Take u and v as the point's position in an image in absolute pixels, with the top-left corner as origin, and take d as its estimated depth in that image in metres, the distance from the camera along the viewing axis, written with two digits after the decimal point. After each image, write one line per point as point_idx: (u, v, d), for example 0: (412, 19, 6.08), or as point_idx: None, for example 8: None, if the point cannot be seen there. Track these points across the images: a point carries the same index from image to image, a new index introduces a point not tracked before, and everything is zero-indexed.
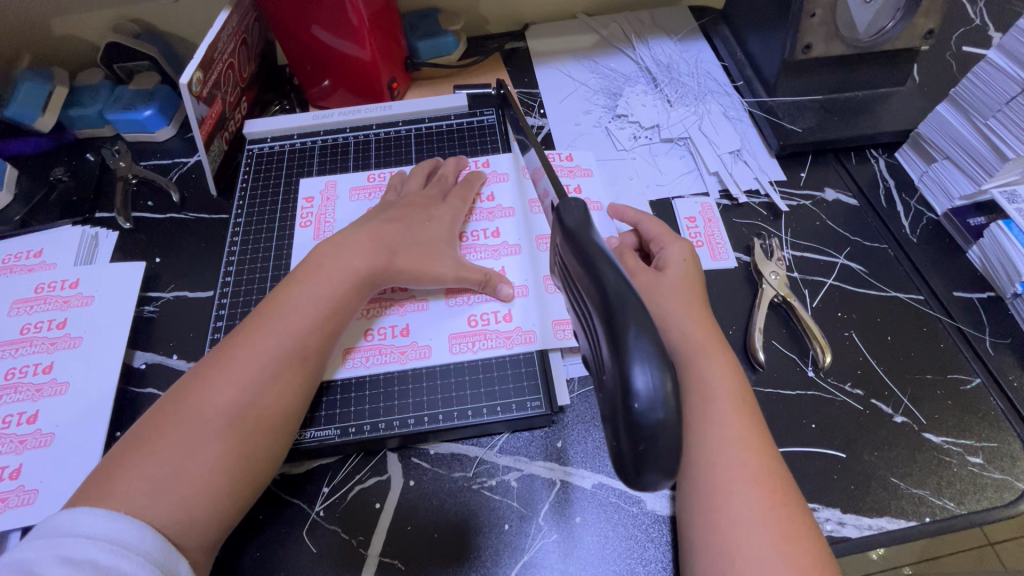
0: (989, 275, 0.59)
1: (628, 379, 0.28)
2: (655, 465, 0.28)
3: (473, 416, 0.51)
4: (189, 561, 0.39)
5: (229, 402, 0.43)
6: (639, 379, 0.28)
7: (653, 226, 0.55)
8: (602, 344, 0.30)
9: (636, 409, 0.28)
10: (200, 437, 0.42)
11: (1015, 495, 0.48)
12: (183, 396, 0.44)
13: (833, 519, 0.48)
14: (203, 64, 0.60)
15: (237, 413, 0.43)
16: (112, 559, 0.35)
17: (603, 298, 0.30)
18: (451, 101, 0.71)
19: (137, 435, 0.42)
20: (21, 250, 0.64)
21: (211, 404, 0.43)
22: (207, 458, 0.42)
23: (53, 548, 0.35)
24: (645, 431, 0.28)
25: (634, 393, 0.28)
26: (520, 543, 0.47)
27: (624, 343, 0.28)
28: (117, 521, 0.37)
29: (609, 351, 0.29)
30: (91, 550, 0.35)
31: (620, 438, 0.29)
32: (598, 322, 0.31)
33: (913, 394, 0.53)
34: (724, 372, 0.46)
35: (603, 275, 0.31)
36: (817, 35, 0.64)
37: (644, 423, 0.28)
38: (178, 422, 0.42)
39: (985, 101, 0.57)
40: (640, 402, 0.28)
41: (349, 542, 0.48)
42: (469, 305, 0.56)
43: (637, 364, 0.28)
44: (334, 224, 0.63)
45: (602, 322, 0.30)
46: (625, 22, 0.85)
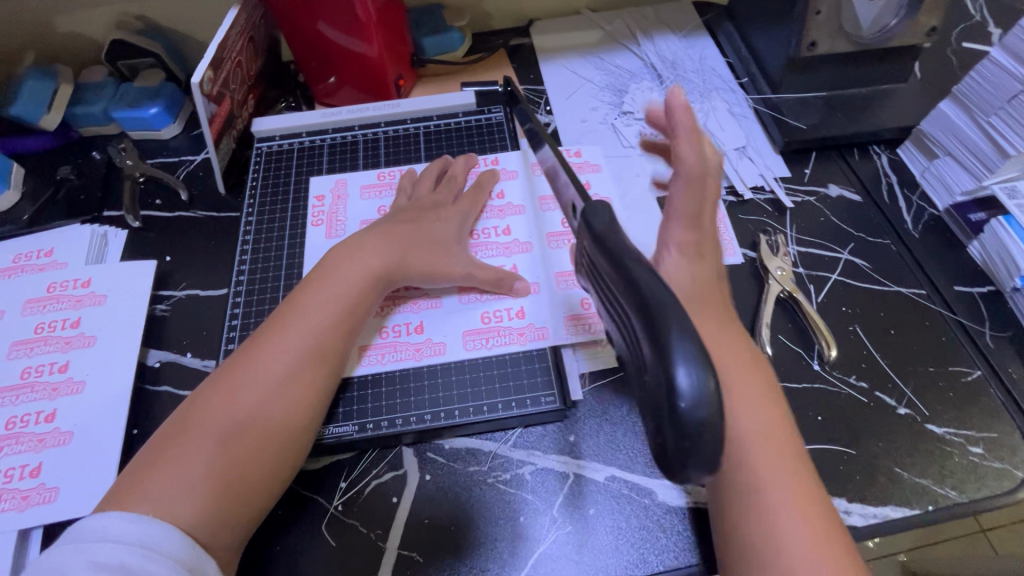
0: (989, 270, 0.61)
1: (670, 377, 0.29)
2: (699, 458, 0.29)
3: (487, 411, 0.52)
4: (216, 561, 0.40)
5: (257, 399, 0.44)
6: (681, 377, 0.28)
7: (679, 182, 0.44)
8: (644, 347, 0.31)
9: (681, 406, 0.29)
10: (231, 436, 0.43)
11: (1014, 484, 0.50)
12: (210, 396, 0.45)
13: (839, 508, 0.49)
14: (213, 63, 0.60)
15: (264, 411, 0.44)
16: (141, 561, 0.36)
17: (641, 298, 0.31)
18: (458, 99, 0.71)
19: (166, 437, 0.43)
20: (31, 249, 0.64)
21: (239, 402, 0.44)
22: (237, 455, 0.43)
23: (83, 554, 0.36)
24: (687, 427, 0.29)
25: (677, 391, 0.29)
26: (535, 534, 0.48)
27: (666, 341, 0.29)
28: (146, 524, 0.38)
29: (651, 351, 0.30)
30: (119, 554, 0.36)
31: (664, 434, 0.30)
32: (637, 323, 0.31)
33: (915, 386, 0.55)
34: (760, 405, 0.44)
35: (639, 278, 0.31)
36: (822, 32, 0.65)
37: (687, 420, 0.29)
38: (208, 422, 0.43)
39: (986, 98, 0.59)
40: (685, 401, 0.29)
41: (368, 536, 0.49)
42: (481, 302, 0.57)
43: (680, 362, 0.29)
44: (346, 223, 0.63)
45: (642, 325, 0.31)
46: (629, 18, 0.85)
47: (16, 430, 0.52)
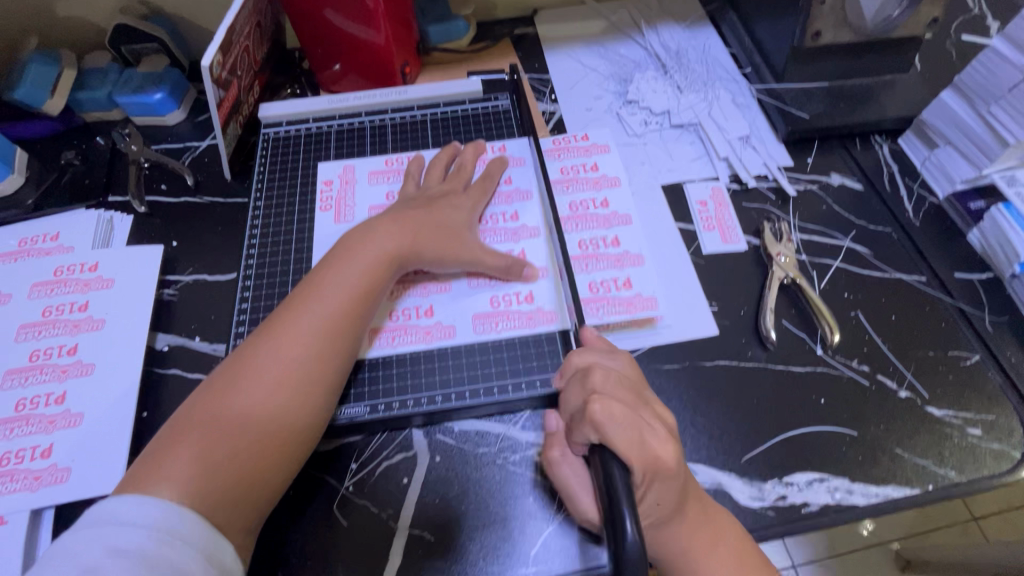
0: (988, 257, 0.62)
1: (618, 526, 0.36)
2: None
3: (497, 393, 0.53)
4: (232, 547, 0.41)
5: (277, 379, 0.46)
6: (627, 528, 0.36)
7: (625, 453, 0.42)
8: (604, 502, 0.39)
9: (622, 553, 0.35)
10: (250, 418, 0.44)
11: (1012, 464, 0.51)
12: (230, 377, 0.46)
13: (842, 488, 0.50)
14: (222, 48, 0.60)
15: (282, 392, 0.45)
16: (157, 547, 0.37)
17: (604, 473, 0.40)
18: (465, 86, 0.71)
19: (188, 415, 0.44)
20: (37, 233, 0.64)
21: (258, 383, 0.45)
22: (256, 434, 0.44)
23: (100, 540, 0.37)
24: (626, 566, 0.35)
25: (622, 537, 0.36)
26: (542, 514, 0.49)
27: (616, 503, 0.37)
28: (162, 509, 0.39)
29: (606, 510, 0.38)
30: (136, 539, 0.37)
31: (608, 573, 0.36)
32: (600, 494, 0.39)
33: (916, 370, 0.56)
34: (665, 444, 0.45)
35: (607, 461, 0.41)
36: (826, 23, 0.66)
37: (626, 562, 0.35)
38: (230, 401, 0.45)
39: (987, 88, 0.60)
40: (627, 545, 0.35)
41: (379, 516, 0.49)
42: (490, 287, 0.57)
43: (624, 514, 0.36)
44: (355, 208, 0.63)
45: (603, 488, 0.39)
46: (632, 8, 0.85)
47: (26, 412, 0.52)
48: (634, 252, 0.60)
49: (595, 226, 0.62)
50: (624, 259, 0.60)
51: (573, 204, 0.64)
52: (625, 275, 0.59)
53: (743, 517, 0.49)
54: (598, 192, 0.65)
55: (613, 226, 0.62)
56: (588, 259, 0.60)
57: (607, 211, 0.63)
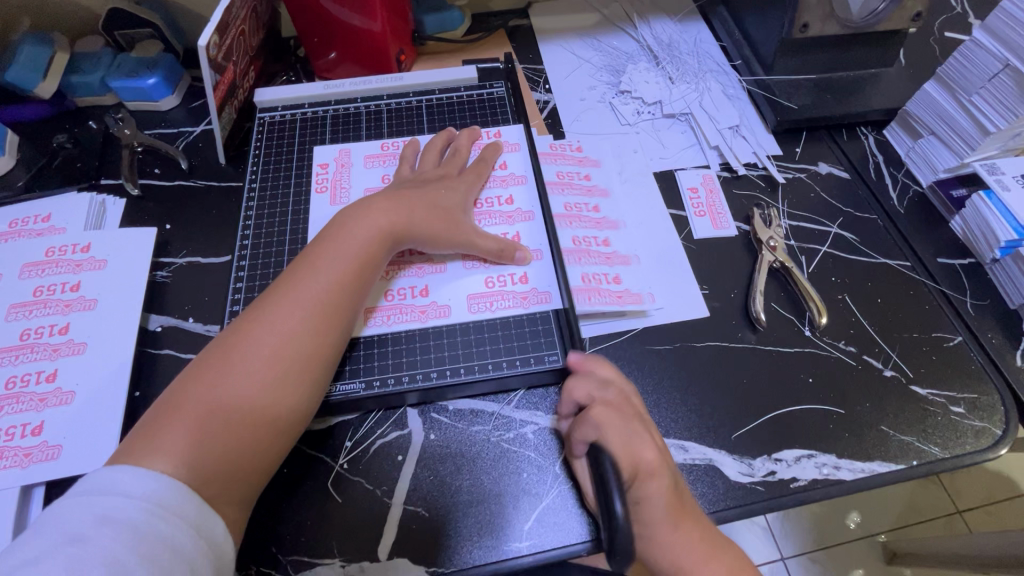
0: (970, 243, 0.63)
1: (610, 507, 0.41)
2: (620, 551, 0.41)
3: (492, 370, 0.53)
4: (222, 523, 0.41)
5: (273, 352, 0.46)
6: (618, 508, 0.41)
7: (617, 454, 0.44)
8: (599, 482, 0.43)
9: (612, 528, 0.40)
10: (247, 389, 0.44)
11: (993, 440, 0.52)
12: (227, 348, 0.46)
13: (829, 464, 0.51)
14: (219, 28, 0.60)
15: (279, 363, 0.46)
16: (147, 518, 0.37)
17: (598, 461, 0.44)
18: (460, 74, 0.72)
19: (184, 386, 0.44)
20: (28, 215, 0.64)
21: (255, 353, 0.45)
22: (254, 403, 0.44)
23: (91, 510, 0.37)
24: (615, 541, 0.40)
25: (613, 517, 0.40)
26: (537, 490, 0.50)
27: (608, 486, 0.42)
28: (153, 481, 0.39)
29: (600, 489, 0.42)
30: (127, 510, 0.37)
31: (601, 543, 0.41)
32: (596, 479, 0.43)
33: (901, 350, 0.57)
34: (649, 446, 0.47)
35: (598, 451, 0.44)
36: (814, 15, 0.67)
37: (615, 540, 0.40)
38: (226, 372, 0.45)
39: (969, 78, 0.61)
40: (618, 524, 0.40)
41: (373, 493, 0.50)
42: (485, 268, 0.58)
43: (615, 495, 0.41)
44: (350, 190, 0.64)
45: (599, 473, 0.43)
46: (625, 2, 0.87)
47: (16, 390, 0.52)
48: (623, 252, 0.62)
49: (588, 225, 0.63)
50: (614, 258, 0.61)
51: (568, 206, 0.64)
52: (615, 271, 0.60)
53: (733, 492, 0.50)
54: (589, 199, 0.65)
55: (605, 228, 0.63)
56: (580, 253, 0.60)
57: (599, 215, 0.64)
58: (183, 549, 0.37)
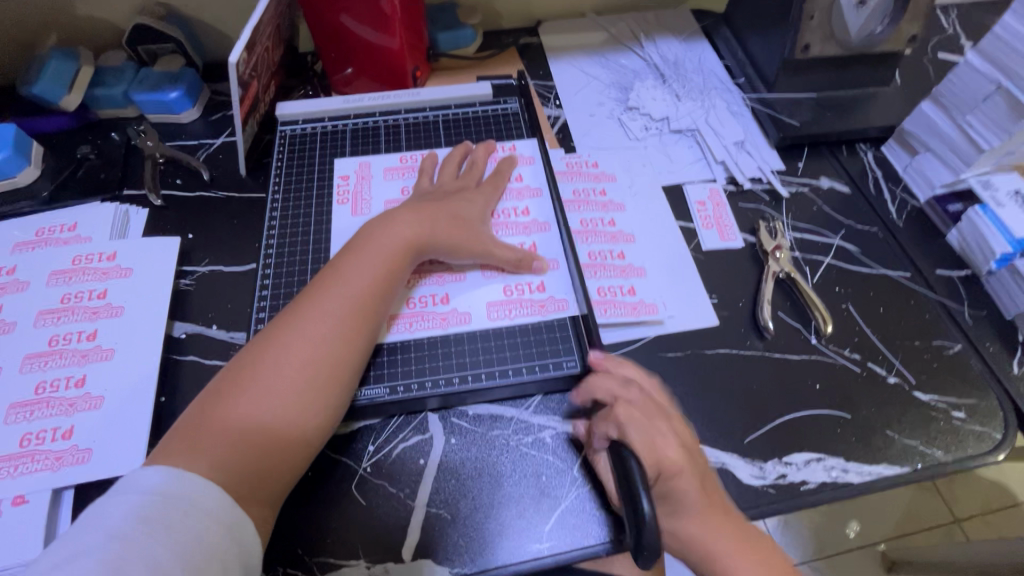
0: (966, 255, 0.66)
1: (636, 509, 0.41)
2: (647, 555, 0.41)
3: (512, 375, 0.55)
4: (252, 523, 0.42)
5: (304, 358, 0.47)
6: (645, 508, 0.41)
7: (639, 451, 0.46)
8: (625, 481, 0.43)
9: (639, 529, 0.40)
10: (279, 393, 0.46)
11: (993, 444, 0.54)
12: (259, 354, 0.47)
13: (837, 467, 0.53)
14: (248, 46, 0.62)
15: (311, 367, 0.47)
16: (185, 517, 0.38)
17: (623, 461, 0.44)
18: (475, 89, 0.74)
19: (218, 391, 0.46)
20: (54, 223, 0.65)
21: (287, 358, 0.47)
22: (287, 407, 0.46)
23: (129, 509, 0.38)
24: (644, 543, 0.40)
25: (639, 518, 0.41)
26: (557, 493, 0.51)
27: (634, 487, 0.42)
28: (188, 482, 0.40)
29: (625, 489, 0.43)
30: (165, 509, 0.38)
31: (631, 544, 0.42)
32: (621, 480, 0.44)
33: (903, 358, 0.59)
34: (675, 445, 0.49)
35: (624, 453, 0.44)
36: (815, 36, 0.71)
37: (643, 541, 0.40)
38: (258, 377, 0.46)
39: (963, 98, 0.64)
40: (644, 525, 0.40)
41: (396, 495, 0.51)
42: (503, 277, 0.60)
43: (642, 498, 0.41)
44: (371, 202, 0.66)
45: (622, 473, 0.44)
46: (632, 21, 0.90)
47: (46, 395, 0.53)
48: (637, 264, 0.64)
49: (604, 240, 0.65)
50: (629, 270, 0.63)
51: (584, 221, 0.67)
52: (630, 282, 0.62)
53: (746, 494, 0.52)
54: (605, 214, 0.68)
55: (620, 242, 0.65)
56: (596, 268, 0.63)
57: (615, 229, 0.66)
58: (215, 546, 0.38)
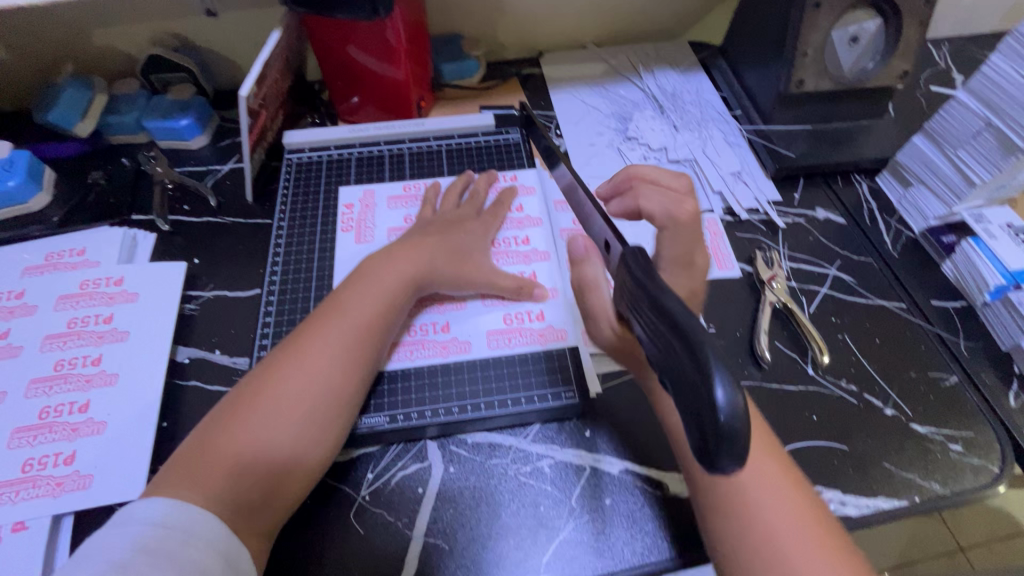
0: (960, 286, 0.67)
1: (706, 393, 0.27)
2: (729, 455, 0.27)
3: (511, 405, 0.55)
4: (247, 554, 0.43)
5: (303, 389, 0.48)
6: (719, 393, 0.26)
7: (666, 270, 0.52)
8: (675, 355, 0.29)
9: (719, 420, 0.26)
10: (278, 424, 0.46)
11: (991, 478, 0.54)
12: (260, 385, 0.48)
13: (836, 499, 0.53)
14: (258, 80, 0.65)
15: (311, 398, 0.48)
16: (182, 547, 0.39)
17: (678, 327, 0.30)
18: (478, 120, 0.76)
19: (217, 422, 0.46)
20: (63, 247, 0.66)
21: (287, 390, 0.48)
22: (286, 437, 0.46)
23: (127, 538, 0.38)
24: (723, 435, 0.26)
25: (713, 406, 0.27)
26: (553, 523, 0.51)
27: (703, 363, 0.27)
28: (185, 512, 0.41)
29: (682, 368, 0.28)
30: (163, 538, 0.38)
31: (697, 433, 0.28)
32: (667, 338, 0.30)
33: (900, 389, 0.60)
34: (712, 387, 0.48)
35: (673, 303, 0.31)
36: (808, 71, 0.73)
37: (717, 433, 0.27)
38: (258, 409, 0.47)
39: (954, 134, 0.65)
40: (723, 416, 0.27)
41: (394, 525, 0.51)
42: (504, 306, 0.61)
43: (716, 373, 0.27)
44: (375, 230, 0.67)
45: (672, 339, 0.30)
46: (631, 54, 0.93)
47: (50, 420, 0.54)
48: None
49: None
50: None
51: None
52: None
53: None
54: None
55: None
56: None
57: None
58: None
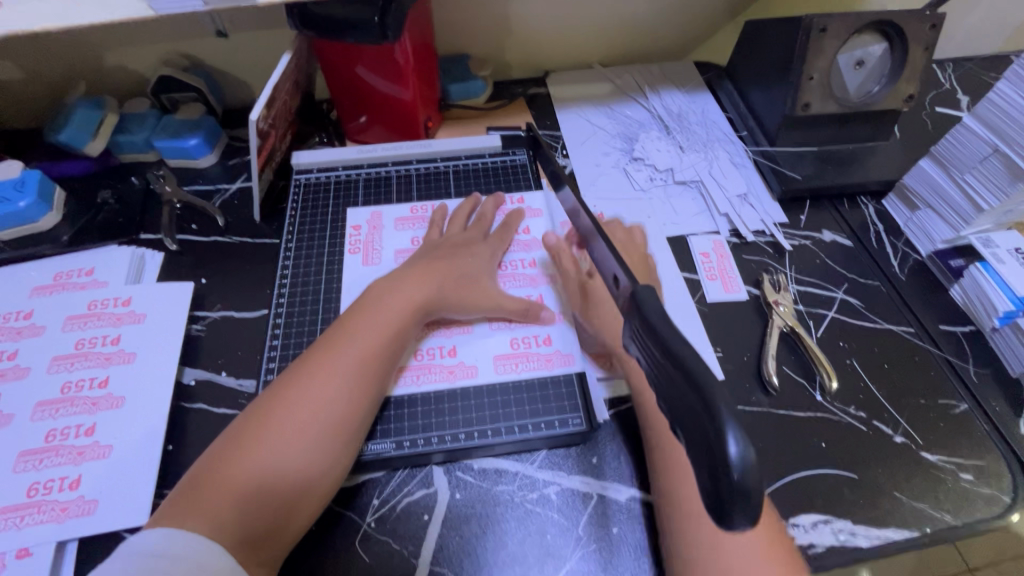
0: (969, 311, 0.66)
1: (719, 449, 0.27)
2: (744, 511, 0.27)
3: (517, 431, 0.55)
4: None
5: (311, 416, 0.48)
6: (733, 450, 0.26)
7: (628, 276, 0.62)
8: (687, 405, 0.29)
9: (733, 478, 0.26)
10: (285, 452, 0.46)
11: (1003, 508, 0.54)
12: (267, 412, 0.48)
13: (846, 530, 0.52)
14: (267, 104, 0.65)
15: (318, 425, 0.48)
16: None
17: (689, 376, 0.29)
18: (485, 141, 0.77)
19: (224, 450, 0.46)
20: (71, 268, 0.66)
21: (295, 417, 0.48)
22: (292, 465, 0.46)
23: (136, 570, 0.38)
24: (737, 492, 0.26)
25: (726, 463, 0.26)
26: (559, 552, 0.50)
27: (716, 419, 0.27)
28: (192, 543, 0.40)
29: (695, 421, 0.28)
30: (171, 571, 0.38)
31: (707, 485, 0.28)
32: (678, 386, 0.30)
33: (909, 417, 0.59)
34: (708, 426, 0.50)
35: (680, 350, 0.30)
36: (815, 95, 0.73)
37: (731, 491, 0.27)
38: (266, 436, 0.47)
39: (961, 159, 0.65)
40: (736, 474, 0.26)
41: (399, 553, 0.50)
42: (510, 329, 0.61)
43: (730, 431, 0.27)
44: (382, 252, 0.67)
45: (683, 388, 0.29)
46: (636, 74, 0.93)
47: (56, 443, 0.54)
48: None
49: None
50: None
51: None
52: None
53: None
54: None
55: None
56: None
57: None
58: None
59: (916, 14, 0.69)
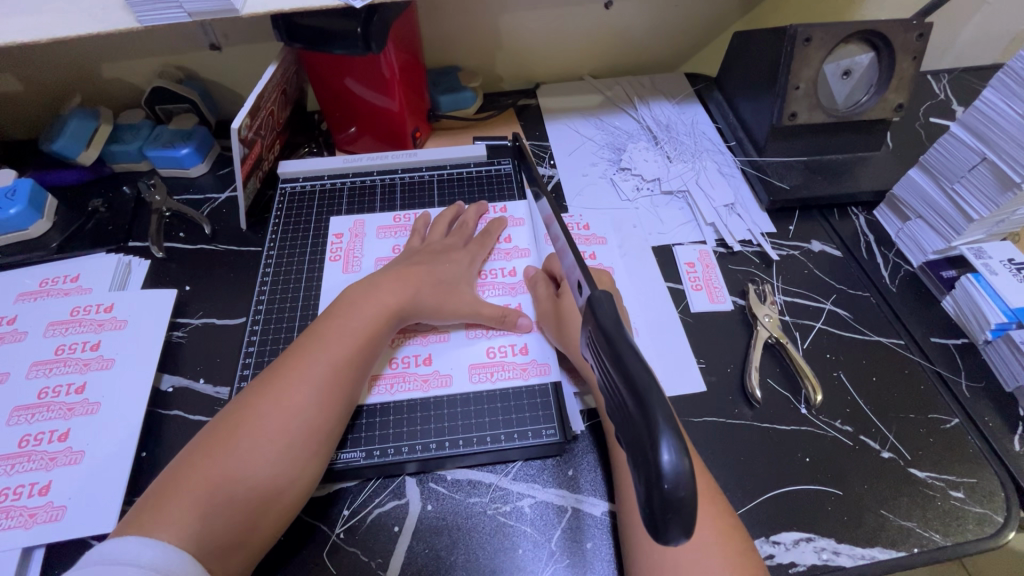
0: (962, 323, 0.65)
1: (653, 457, 0.27)
2: (677, 525, 0.27)
3: (490, 443, 0.54)
4: None
5: (280, 425, 0.47)
6: (665, 458, 0.26)
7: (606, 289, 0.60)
8: (630, 415, 0.29)
9: (664, 489, 0.26)
10: (252, 462, 0.45)
11: (996, 529, 0.52)
12: (237, 420, 0.47)
13: (828, 548, 0.50)
14: (251, 112, 0.66)
15: (288, 435, 0.47)
16: None
17: (633, 385, 0.29)
18: (470, 151, 0.77)
19: (190, 460, 0.45)
20: (58, 274, 0.67)
21: (264, 424, 0.47)
22: (259, 476, 0.45)
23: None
24: (669, 506, 0.26)
25: (659, 473, 0.27)
26: (530, 568, 0.49)
27: (652, 426, 0.27)
28: (161, 550, 0.39)
29: (634, 430, 0.28)
30: None
31: (642, 494, 0.28)
32: (622, 394, 0.30)
33: (898, 432, 0.57)
34: None
35: (626, 357, 0.31)
36: (801, 105, 0.72)
37: (664, 500, 0.27)
38: (232, 446, 0.46)
39: (950, 168, 0.64)
40: (667, 483, 0.26)
41: (367, 565, 0.49)
42: (487, 338, 0.60)
43: (664, 439, 0.27)
44: (362, 260, 0.67)
45: (628, 399, 0.29)
46: (627, 85, 0.93)
47: (29, 448, 0.54)
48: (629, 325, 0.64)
49: None
50: None
51: None
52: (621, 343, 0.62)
53: None
54: None
55: None
56: None
57: None
58: None
59: (904, 24, 0.68)
